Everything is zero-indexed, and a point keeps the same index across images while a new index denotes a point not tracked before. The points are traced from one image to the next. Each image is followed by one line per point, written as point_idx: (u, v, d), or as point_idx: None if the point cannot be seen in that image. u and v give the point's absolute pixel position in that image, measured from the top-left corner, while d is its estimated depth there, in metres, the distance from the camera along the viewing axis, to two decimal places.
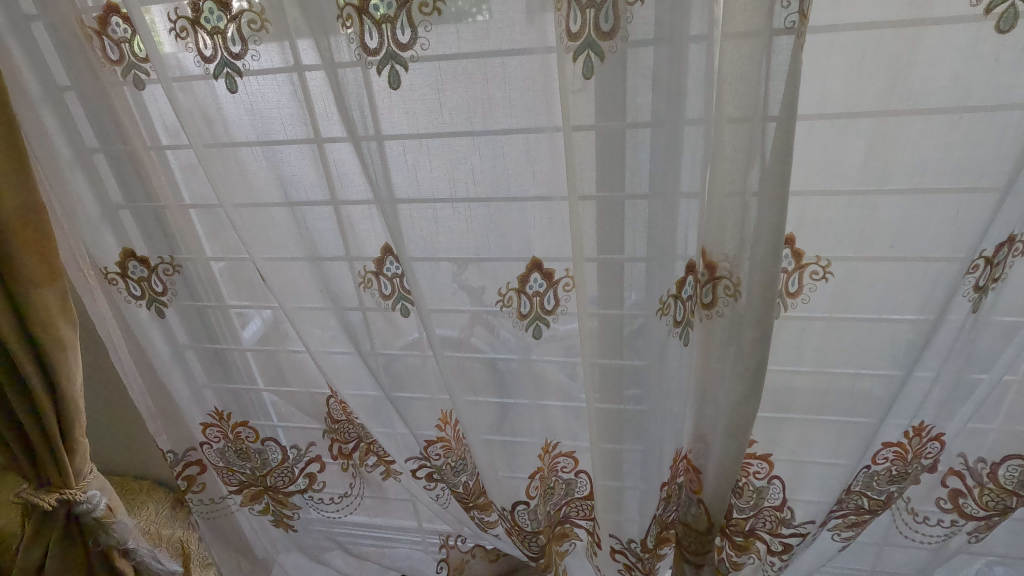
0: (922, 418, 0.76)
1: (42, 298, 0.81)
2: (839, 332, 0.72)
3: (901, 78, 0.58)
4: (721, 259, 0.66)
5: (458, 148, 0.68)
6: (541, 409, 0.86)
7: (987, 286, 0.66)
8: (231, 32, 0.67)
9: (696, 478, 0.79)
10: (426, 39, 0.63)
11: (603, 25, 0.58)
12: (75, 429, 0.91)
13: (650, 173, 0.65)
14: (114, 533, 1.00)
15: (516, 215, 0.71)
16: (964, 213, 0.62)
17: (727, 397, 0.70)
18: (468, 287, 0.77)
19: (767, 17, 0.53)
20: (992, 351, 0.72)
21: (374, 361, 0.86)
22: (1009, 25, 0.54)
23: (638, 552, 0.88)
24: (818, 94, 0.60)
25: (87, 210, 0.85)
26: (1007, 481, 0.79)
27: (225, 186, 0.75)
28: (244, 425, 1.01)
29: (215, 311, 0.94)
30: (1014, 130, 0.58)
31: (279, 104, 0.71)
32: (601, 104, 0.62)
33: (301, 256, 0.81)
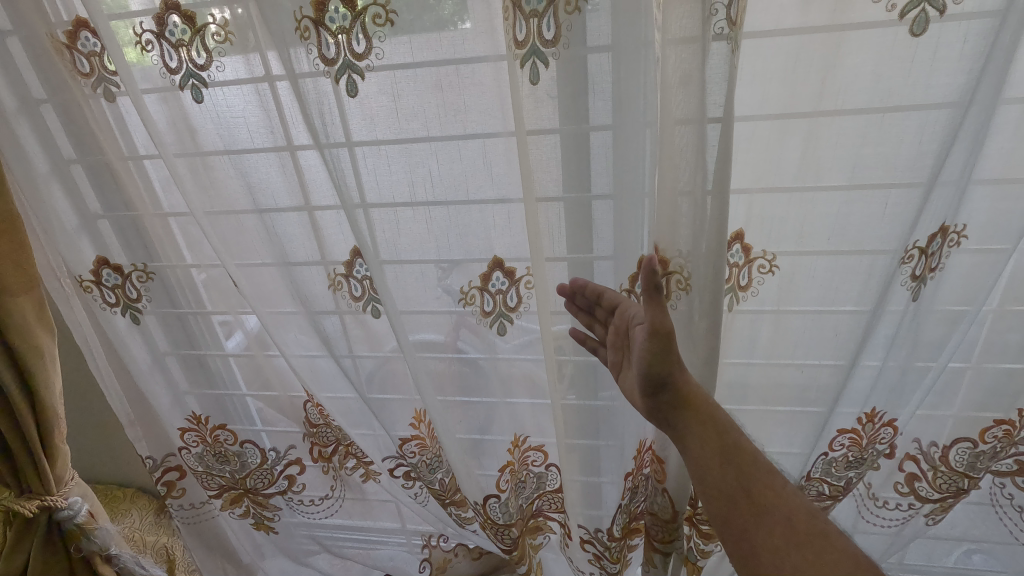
0: (872, 405, 0.79)
1: (19, 306, 0.82)
2: (787, 323, 0.76)
3: (828, 81, 0.62)
4: (675, 255, 0.67)
5: (418, 153, 0.71)
6: (511, 405, 0.89)
7: (925, 276, 0.70)
8: (196, 44, 0.69)
9: (660, 469, 0.81)
10: (380, 49, 0.65)
11: (546, 33, 0.61)
12: (54, 437, 0.93)
13: (606, 174, 0.68)
14: (96, 538, 1.01)
15: (476, 216, 0.74)
16: (892, 207, 0.66)
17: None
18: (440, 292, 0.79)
19: (703, 25, 0.57)
20: (935, 339, 0.75)
21: (350, 363, 0.88)
22: (922, 28, 0.58)
23: (606, 541, 0.90)
24: (758, 96, 0.64)
25: (61, 219, 0.87)
26: (957, 463, 0.82)
27: (195, 195, 0.77)
28: (223, 428, 1.02)
29: (191, 316, 0.96)
30: (931, 127, 0.61)
31: (246, 114, 0.73)
32: (553, 109, 0.65)
33: (271, 261, 0.83)
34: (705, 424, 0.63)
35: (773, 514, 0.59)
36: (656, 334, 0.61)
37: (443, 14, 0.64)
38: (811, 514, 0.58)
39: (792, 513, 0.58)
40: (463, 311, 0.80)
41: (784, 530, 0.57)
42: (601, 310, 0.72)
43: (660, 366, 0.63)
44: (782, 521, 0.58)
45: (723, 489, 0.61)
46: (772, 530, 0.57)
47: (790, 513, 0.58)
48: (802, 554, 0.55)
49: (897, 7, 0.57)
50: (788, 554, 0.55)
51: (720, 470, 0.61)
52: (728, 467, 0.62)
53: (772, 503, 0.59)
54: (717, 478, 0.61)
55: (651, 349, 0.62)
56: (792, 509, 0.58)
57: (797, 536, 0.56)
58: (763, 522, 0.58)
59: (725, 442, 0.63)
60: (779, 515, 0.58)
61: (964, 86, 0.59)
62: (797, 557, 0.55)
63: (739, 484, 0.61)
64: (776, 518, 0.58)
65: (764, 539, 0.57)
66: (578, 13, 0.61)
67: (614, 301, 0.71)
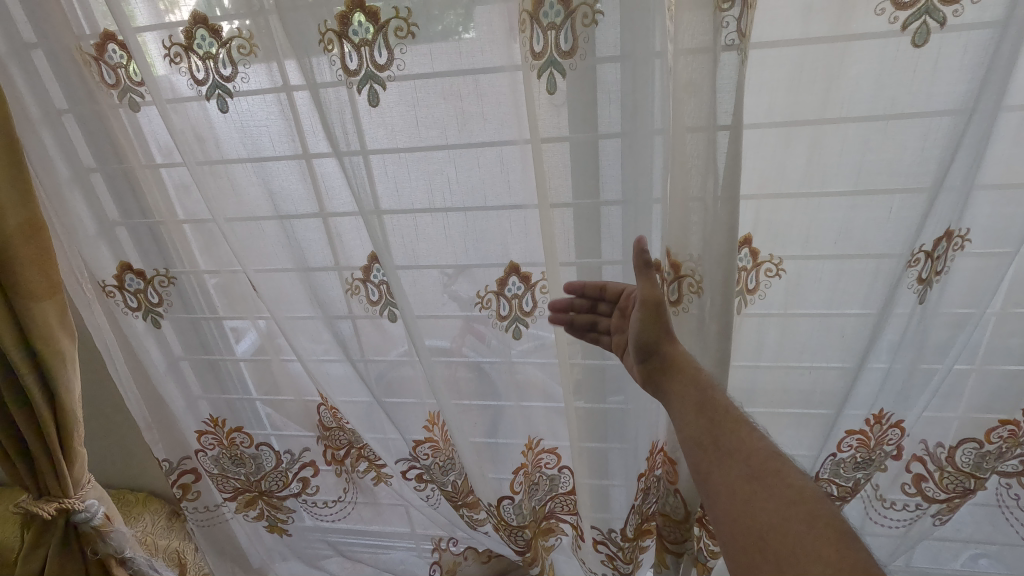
0: (880, 407, 0.80)
1: (43, 311, 0.84)
2: (794, 326, 0.78)
3: (833, 89, 0.64)
4: (685, 259, 0.69)
5: (436, 161, 0.73)
6: (524, 409, 0.90)
7: (931, 279, 0.71)
8: (223, 56, 0.71)
9: (671, 469, 0.82)
10: (402, 60, 0.68)
11: (563, 45, 0.63)
12: (74, 441, 0.94)
13: (617, 181, 0.70)
14: (112, 541, 1.02)
15: (494, 222, 0.76)
16: (897, 211, 0.67)
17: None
18: (456, 297, 0.81)
19: (713, 36, 0.58)
20: (941, 342, 0.76)
21: (363, 367, 0.90)
22: (923, 40, 0.60)
23: (619, 542, 0.91)
24: (765, 105, 0.66)
25: (84, 226, 0.89)
26: (964, 463, 0.83)
27: (217, 202, 0.80)
28: (239, 430, 1.04)
29: (208, 322, 0.97)
30: (936, 133, 0.63)
31: (269, 123, 0.76)
32: (568, 118, 0.67)
33: (290, 267, 0.85)
34: (686, 386, 0.63)
35: (734, 454, 0.59)
36: (648, 305, 0.63)
37: (450, 23, 0.66)
38: (769, 455, 0.58)
39: (751, 453, 0.58)
40: (476, 313, 0.82)
41: (742, 470, 0.57)
42: (603, 304, 0.73)
43: (654, 335, 0.65)
44: (742, 462, 0.58)
45: (691, 436, 0.61)
46: (732, 470, 0.58)
47: (750, 454, 0.58)
48: (755, 490, 0.55)
49: (899, 19, 0.59)
50: (744, 491, 0.56)
51: (694, 421, 0.61)
52: (700, 417, 0.61)
53: (734, 445, 0.59)
54: (687, 428, 0.61)
55: (643, 319, 0.64)
56: (753, 450, 0.58)
57: (753, 474, 0.57)
58: (723, 461, 0.58)
59: (702, 398, 0.62)
60: (740, 456, 0.58)
61: (965, 95, 0.61)
62: (750, 493, 0.55)
63: (706, 431, 0.60)
64: (735, 459, 0.58)
65: (723, 478, 0.58)
66: (595, 26, 0.63)
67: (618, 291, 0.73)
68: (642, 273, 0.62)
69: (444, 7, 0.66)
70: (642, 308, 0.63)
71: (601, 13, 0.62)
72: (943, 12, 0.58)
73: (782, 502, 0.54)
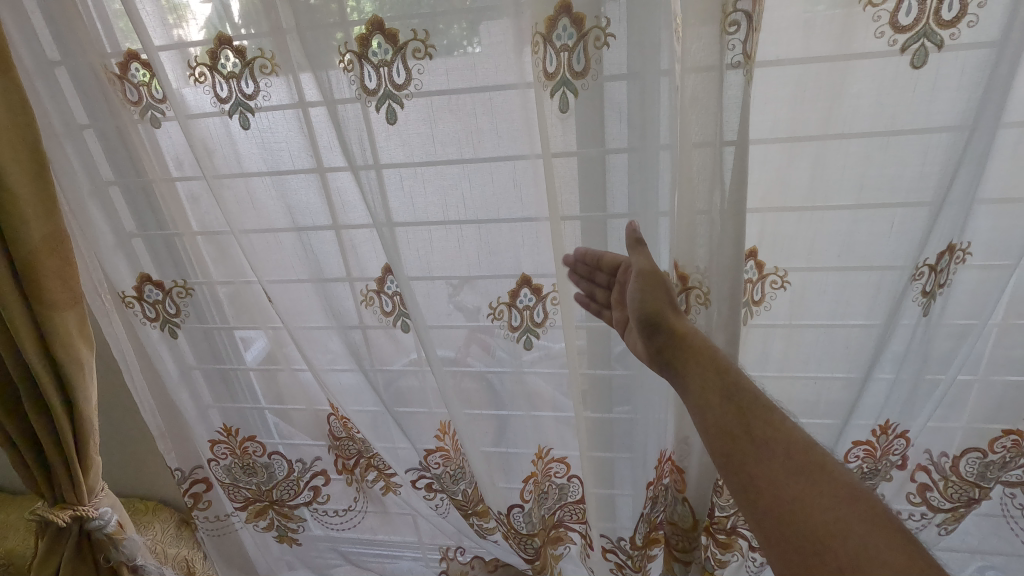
0: (886, 417, 0.81)
1: (64, 321, 0.85)
2: (798, 337, 0.79)
3: (835, 107, 0.66)
4: (692, 271, 0.70)
5: (449, 176, 0.75)
6: (535, 419, 0.91)
7: (935, 292, 0.73)
8: (245, 75, 0.74)
9: (679, 478, 0.83)
10: (419, 79, 0.70)
11: (576, 65, 0.66)
12: (90, 448, 0.96)
13: (625, 195, 0.72)
14: (124, 549, 1.03)
15: (507, 235, 0.78)
16: (899, 226, 0.69)
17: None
18: (462, 307, 0.83)
19: (719, 55, 0.61)
20: (944, 353, 0.78)
21: (375, 376, 0.91)
22: (922, 61, 0.62)
23: (628, 549, 0.93)
24: (769, 121, 0.68)
25: (102, 237, 0.91)
26: (968, 472, 0.84)
27: (237, 214, 0.83)
28: (252, 440, 1.05)
29: (221, 332, 0.99)
30: (935, 150, 0.65)
31: (289, 138, 0.78)
32: (578, 135, 0.69)
33: (306, 278, 0.87)
34: (706, 379, 0.62)
35: (772, 448, 0.58)
36: (643, 275, 0.66)
37: (457, 38, 0.68)
38: (807, 446, 0.58)
39: (790, 447, 0.58)
40: (482, 322, 0.84)
41: (787, 466, 0.57)
42: (600, 275, 0.72)
43: (656, 306, 0.65)
44: (783, 455, 0.58)
45: (717, 423, 0.61)
46: (773, 465, 0.57)
47: (788, 448, 0.58)
48: (803, 488, 0.55)
49: (898, 42, 0.61)
50: (791, 488, 0.55)
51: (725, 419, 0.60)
52: (726, 404, 0.61)
53: (771, 440, 0.59)
54: (712, 414, 0.61)
55: (640, 289, 0.66)
56: (791, 442, 0.58)
57: (798, 469, 0.56)
58: (763, 457, 0.58)
59: (726, 383, 0.62)
60: (779, 451, 0.58)
61: (963, 113, 0.63)
62: (800, 493, 0.55)
63: (735, 420, 0.60)
64: (775, 454, 0.58)
65: (766, 474, 0.57)
66: (607, 48, 0.65)
67: (617, 261, 0.70)
68: (637, 250, 0.66)
69: (461, 27, 0.68)
70: (638, 279, 0.65)
71: (613, 36, 0.65)
72: (940, 35, 0.60)
73: (833, 501, 0.54)
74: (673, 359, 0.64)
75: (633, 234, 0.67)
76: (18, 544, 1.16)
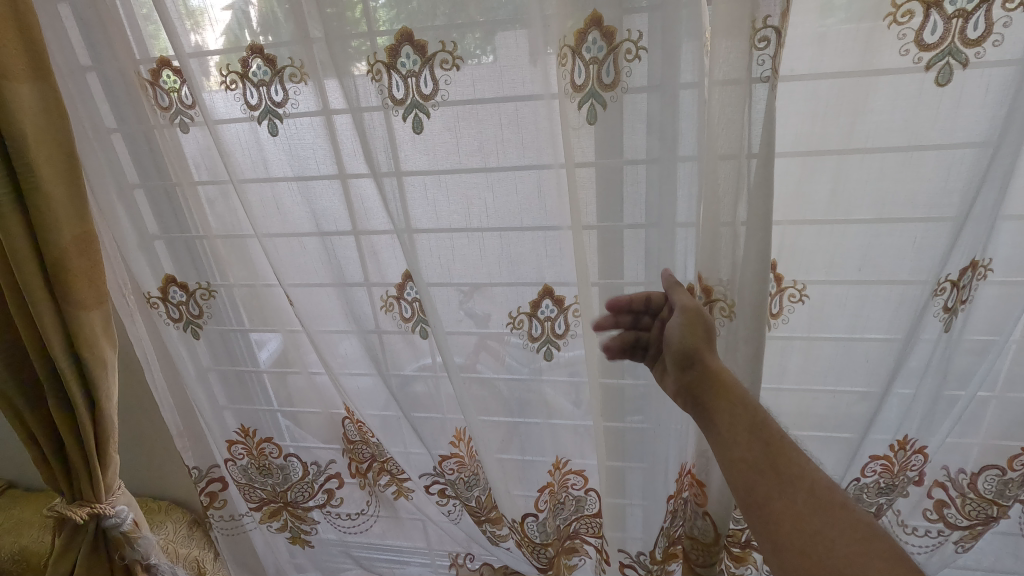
0: (905, 433, 0.81)
1: (89, 321, 0.87)
2: (817, 350, 0.79)
3: (858, 122, 0.66)
4: (716, 283, 0.71)
5: (472, 185, 0.76)
6: (551, 428, 0.92)
7: (956, 307, 0.72)
8: (275, 83, 0.76)
9: (700, 492, 0.84)
10: (446, 90, 0.71)
11: (605, 78, 0.67)
12: (109, 446, 0.97)
13: (643, 205, 0.73)
14: (139, 547, 1.04)
15: (528, 245, 0.78)
16: (921, 240, 0.70)
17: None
18: (474, 314, 0.84)
19: (746, 69, 0.61)
20: (965, 369, 0.77)
21: (391, 381, 0.92)
22: (947, 78, 0.62)
23: (647, 564, 0.93)
24: (791, 135, 0.68)
25: (126, 239, 0.92)
26: (986, 490, 0.84)
27: (262, 218, 0.84)
28: (268, 441, 1.06)
29: (240, 335, 1.00)
30: (958, 167, 0.65)
31: (315, 145, 0.79)
32: (599, 144, 0.70)
33: (328, 283, 0.88)
34: (729, 410, 0.65)
35: (797, 485, 0.59)
36: (686, 311, 0.69)
37: (483, 50, 0.70)
38: (831, 488, 0.58)
39: (814, 484, 0.58)
40: (491, 329, 0.85)
41: (807, 500, 0.57)
42: (646, 317, 0.76)
43: (697, 334, 0.69)
44: (808, 493, 0.58)
45: (740, 455, 0.62)
46: (794, 500, 0.58)
47: (812, 485, 0.58)
48: (824, 523, 0.55)
49: (923, 59, 0.62)
50: (810, 521, 0.56)
51: (747, 445, 0.62)
52: (752, 439, 0.63)
53: (795, 475, 0.59)
54: (736, 447, 0.63)
55: (683, 322, 0.69)
56: (817, 481, 0.58)
57: (819, 505, 0.56)
58: (784, 489, 0.59)
59: (756, 419, 0.64)
60: (802, 484, 0.58)
61: (988, 129, 0.63)
62: (820, 528, 0.55)
63: (762, 454, 0.62)
64: (798, 488, 0.58)
65: (786, 507, 0.58)
66: (637, 61, 0.66)
67: (660, 301, 0.75)
68: (677, 289, 0.72)
69: (487, 38, 0.69)
70: (682, 314, 0.69)
71: (645, 49, 0.66)
72: (965, 53, 0.61)
73: (852, 538, 0.53)
74: (700, 392, 0.68)
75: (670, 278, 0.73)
76: (34, 540, 1.17)
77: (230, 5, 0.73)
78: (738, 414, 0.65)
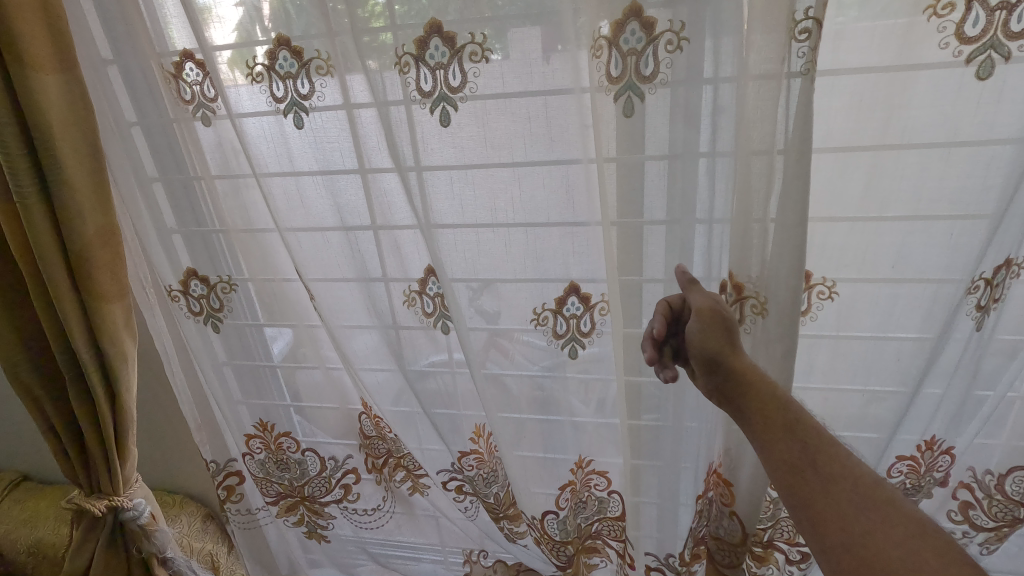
0: (932, 433, 0.80)
1: (111, 312, 0.87)
2: (845, 348, 0.78)
3: (895, 118, 0.65)
4: (746, 280, 0.71)
5: (498, 179, 0.76)
6: (575, 427, 0.90)
7: (989, 306, 0.71)
8: (301, 75, 0.75)
9: (727, 492, 0.84)
10: (474, 83, 0.71)
11: (643, 69, 0.66)
12: (127, 438, 0.97)
13: (664, 202, 0.72)
14: (157, 540, 1.04)
15: (554, 241, 0.78)
16: (957, 237, 0.69)
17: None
18: (482, 312, 0.83)
19: (782, 63, 0.61)
20: (997, 369, 0.76)
21: (412, 376, 0.91)
22: (988, 72, 0.61)
23: (675, 566, 0.93)
24: (825, 131, 0.68)
25: (147, 232, 0.92)
26: (1013, 492, 0.82)
27: (286, 212, 0.84)
28: (287, 435, 1.06)
29: (258, 330, 1.00)
30: (998, 163, 0.64)
31: (339, 138, 0.79)
32: (628, 139, 0.69)
33: (350, 277, 0.88)
34: (764, 398, 0.64)
35: (840, 482, 0.58)
36: (702, 313, 0.68)
37: (512, 42, 0.69)
38: (876, 482, 0.57)
39: (859, 481, 0.57)
40: (502, 327, 0.84)
41: (851, 495, 0.56)
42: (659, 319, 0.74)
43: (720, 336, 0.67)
44: (851, 490, 0.57)
45: (780, 454, 0.61)
46: (841, 497, 0.57)
47: (857, 480, 0.57)
48: (871, 521, 0.54)
49: (963, 53, 0.61)
50: (859, 518, 0.55)
51: (784, 443, 0.61)
52: (789, 436, 0.62)
53: (839, 471, 0.58)
54: (776, 446, 0.62)
55: (700, 326, 0.68)
56: (859, 477, 0.58)
57: (866, 501, 0.56)
58: (829, 487, 0.58)
59: (787, 416, 0.63)
60: (847, 480, 0.57)
61: None
62: (870, 528, 0.54)
63: (801, 452, 0.61)
64: (843, 485, 0.57)
65: (831, 505, 0.57)
66: (678, 52, 0.65)
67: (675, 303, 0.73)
68: (693, 289, 0.70)
69: (517, 30, 0.68)
70: (698, 315, 0.67)
71: (686, 40, 0.65)
72: (1008, 47, 0.60)
73: (902, 536, 0.53)
74: (729, 389, 0.67)
75: (686, 275, 0.71)
76: (50, 533, 1.18)
77: (242, 4, 0.73)
78: (762, 409, 0.64)
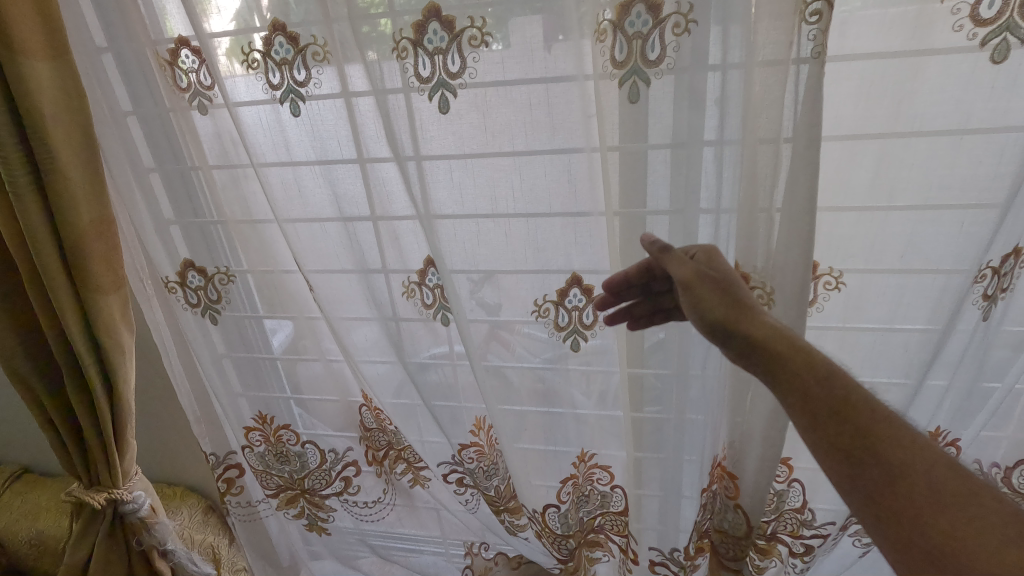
0: (937, 424, 0.79)
1: (108, 303, 0.86)
2: (853, 340, 0.77)
3: (905, 104, 0.64)
4: (753, 271, 0.70)
5: (500, 167, 0.74)
6: (578, 419, 0.90)
7: (997, 295, 0.70)
8: (298, 62, 0.73)
9: (731, 485, 0.82)
10: (474, 68, 0.69)
11: (649, 54, 0.64)
12: (125, 430, 0.96)
13: (667, 191, 0.71)
14: (155, 533, 1.04)
15: (557, 231, 0.76)
16: (968, 227, 0.67)
17: (766, 399, 0.76)
18: (484, 304, 0.82)
19: (789, 48, 0.60)
20: (1004, 360, 0.75)
21: (412, 368, 0.90)
22: (1003, 56, 0.59)
23: (681, 561, 0.92)
24: (833, 118, 0.66)
25: (142, 223, 0.91)
26: (1020, 484, 0.82)
27: (284, 203, 0.83)
28: (286, 428, 1.05)
29: (255, 323, 0.99)
30: (1012, 149, 0.63)
31: (337, 126, 0.77)
32: (632, 128, 0.68)
33: (350, 268, 0.87)
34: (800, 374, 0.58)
35: (914, 469, 0.52)
36: (689, 286, 0.63)
37: (514, 27, 0.67)
38: (952, 468, 0.52)
39: (933, 466, 0.52)
40: (503, 318, 0.83)
41: (926, 485, 0.51)
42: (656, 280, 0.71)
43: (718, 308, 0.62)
44: (925, 478, 0.51)
45: (836, 440, 0.55)
46: (913, 489, 0.51)
47: (930, 466, 0.52)
48: (951, 515, 0.49)
49: (978, 36, 0.59)
50: (936, 513, 0.49)
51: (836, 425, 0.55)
52: (842, 421, 0.55)
53: (909, 457, 0.53)
54: (831, 431, 0.55)
55: (694, 298, 0.63)
56: (932, 464, 0.52)
57: (944, 493, 0.50)
58: (898, 477, 0.52)
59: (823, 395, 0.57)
60: (918, 467, 0.52)
61: None
62: (950, 525, 0.48)
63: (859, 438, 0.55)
64: (915, 472, 0.52)
65: (904, 498, 0.51)
66: (686, 35, 0.63)
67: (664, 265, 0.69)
68: (670, 259, 0.65)
69: (519, 17, 0.67)
70: (685, 292, 0.63)
71: (693, 23, 0.63)
72: None
73: (990, 530, 0.47)
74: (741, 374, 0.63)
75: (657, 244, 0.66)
76: (50, 526, 1.18)
77: None
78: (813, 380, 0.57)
